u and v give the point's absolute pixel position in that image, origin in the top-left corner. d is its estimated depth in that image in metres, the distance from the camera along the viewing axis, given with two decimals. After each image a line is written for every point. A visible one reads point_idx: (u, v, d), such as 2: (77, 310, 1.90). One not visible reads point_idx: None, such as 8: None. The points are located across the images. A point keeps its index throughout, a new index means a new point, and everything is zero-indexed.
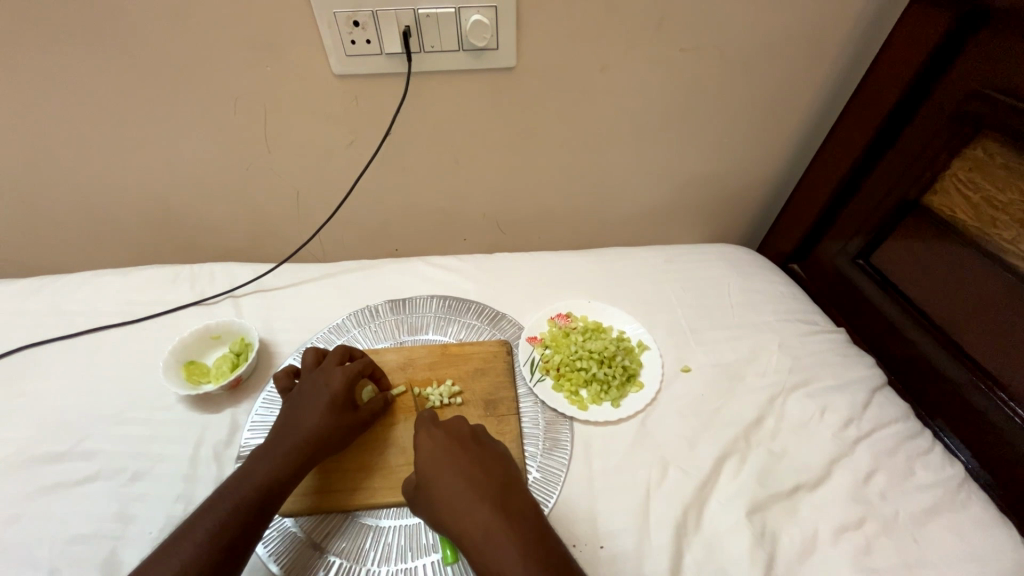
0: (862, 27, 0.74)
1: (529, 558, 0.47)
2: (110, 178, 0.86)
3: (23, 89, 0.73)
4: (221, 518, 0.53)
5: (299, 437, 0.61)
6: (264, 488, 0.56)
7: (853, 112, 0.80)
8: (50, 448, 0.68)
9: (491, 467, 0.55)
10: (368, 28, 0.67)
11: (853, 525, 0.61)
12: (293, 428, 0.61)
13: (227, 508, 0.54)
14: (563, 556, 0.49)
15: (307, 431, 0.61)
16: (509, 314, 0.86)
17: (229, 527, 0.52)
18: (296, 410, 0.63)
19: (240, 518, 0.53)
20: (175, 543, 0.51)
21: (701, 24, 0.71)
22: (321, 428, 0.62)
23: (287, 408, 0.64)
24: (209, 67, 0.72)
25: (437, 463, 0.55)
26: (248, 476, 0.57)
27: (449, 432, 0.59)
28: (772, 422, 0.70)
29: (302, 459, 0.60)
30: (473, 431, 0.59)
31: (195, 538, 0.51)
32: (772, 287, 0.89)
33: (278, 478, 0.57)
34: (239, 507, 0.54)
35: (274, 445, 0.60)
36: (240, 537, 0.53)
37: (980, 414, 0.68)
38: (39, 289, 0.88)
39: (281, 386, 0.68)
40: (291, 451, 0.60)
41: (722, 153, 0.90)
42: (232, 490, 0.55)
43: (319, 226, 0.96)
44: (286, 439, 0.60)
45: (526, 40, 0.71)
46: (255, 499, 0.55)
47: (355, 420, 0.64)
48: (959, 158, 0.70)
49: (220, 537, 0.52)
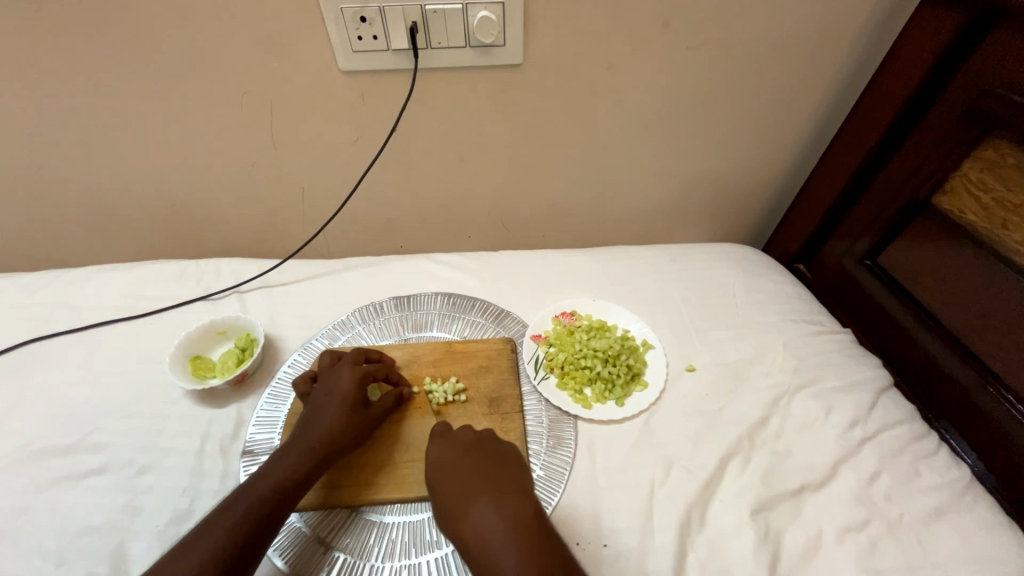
0: (873, 26, 0.73)
1: (521, 555, 0.47)
2: (118, 174, 0.87)
3: (31, 85, 0.73)
4: (235, 517, 0.53)
5: (315, 438, 0.61)
6: (279, 488, 0.56)
7: (862, 111, 0.79)
8: (57, 441, 0.68)
9: (489, 469, 0.56)
10: (375, 23, 0.67)
11: (858, 527, 0.61)
12: (310, 428, 0.62)
13: (242, 508, 0.54)
14: (560, 553, 0.48)
15: (323, 430, 0.62)
16: (513, 312, 0.86)
17: (244, 528, 0.52)
18: (313, 411, 0.64)
19: (254, 518, 0.53)
20: (190, 542, 0.51)
21: (710, 21, 0.71)
22: (337, 429, 0.62)
23: (305, 409, 0.65)
24: (214, 62, 0.72)
25: (442, 473, 0.57)
26: (265, 476, 0.57)
27: (455, 442, 0.60)
28: (776, 422, 0.70)
29: (319, 458, 0.60)
30: (477, 438, 0.60)
31: (211, 538, 0.51)
32: (778, 287, 0.89)
33: (293, 477, 0.58)
34: (257, 505, 0.54)
35: (289, 447, 0.61)
36: (253, 537, 0.53)
37: (988, 415, 0.68)
38: (47, 283, 0.89)
39: (300, 392, 0.68)
40: (306, 451, 0.60)
41: (729, 153, 0.90)
42: (246, 491, 0.55)
43: (324, 223, 0.97)
44: (302, 439, 0.61)
45: (534, 36, 0.71)
46: (270, 499, 0.55)
47: (368, 418, 0.65)
48: (970, 158, 0.69)
49: (233, 536, 0.52)
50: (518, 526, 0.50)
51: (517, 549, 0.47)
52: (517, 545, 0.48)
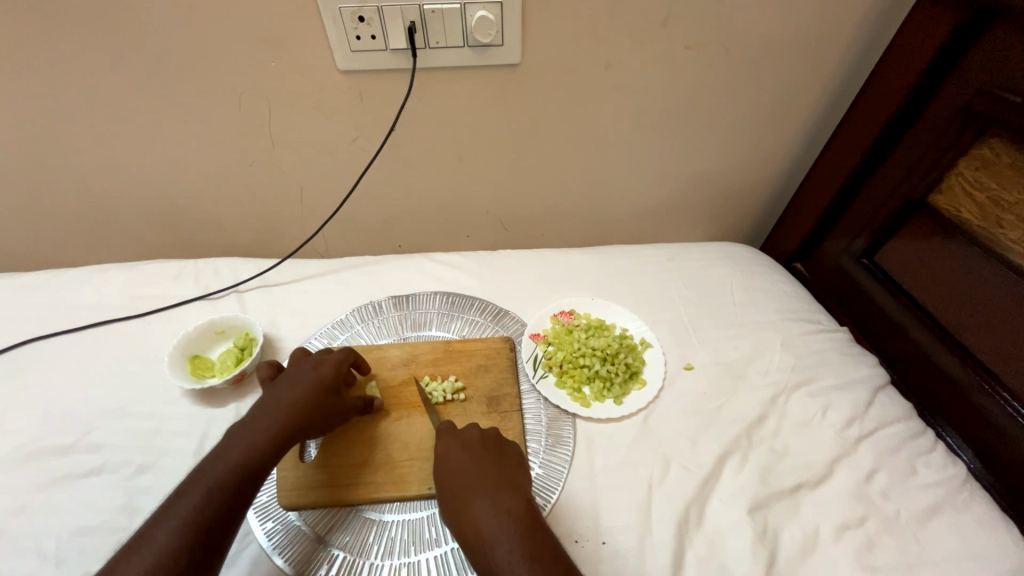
0: (869, 26, 0.73)
1: (516, 553, 0.47)
2: (116, 173, 0.87)
3: (29, 85, 0.73)
4: (197, 499, 0.51)
5: (283, 415, 0.60)
6: (243, 466, 0.55)
7: (859, 110, 0.79)
8: (55, 441, 0.68)
9: (490, 468, 0.56)
10: (373, 23, 0.67)
11: (854, 524, 0.61)
12: (269, 407, 0.61)
13: (204, 489, 0.52)
14: (554, 550, 0.48)
15: (283, 409, 0.61)
16: (512, 312, 0.86)
17: (209, 508, 0.51)
18: (276, 392, 0.63)
19: (219, 498, 0.52)
20: (150, 530, 0.49)
21: (707, 21, 0.71)
22: (299, 409, 0.61)
23: (268, 390, 0.64)
24: (213, 61, 0.72)
25: (447, 464, 0.57)
26: (223, 456, 0.55)
27: (463, 440, 0.60)
28: (774, 421, 0.70)
29: (284, 433, 0.59)
30: (482, 436, 0.60)
31: (170, 526, 0.49)
32: (774, 286, 0.89)
33: (258, 454, 0.56)
34: (216, 489, 0.52)
35: (253, 421, 0.59)
36: (218, 521, 0.51)
37: (983, 413, 0.68)
38: (45, 283, 0.89)
39: (264, 375, 0.68)
40: (272, 426, 0.59)
41: (726, 152, 0.90)
42: (208, 469, 0.54)
43: (322, 222, 0.97)
44: (261, 418, 0.60)
45: (532, 36, 0.71)
46: (234, 478, 0.54)
47: (338, 403, 0.65)
48: (965, 158, 0.70)
49: (196, 521, 0.50)
50: (514, 524, 0.49)
51: (513, 547, 0.47)
52: (511, 543, 0.47)
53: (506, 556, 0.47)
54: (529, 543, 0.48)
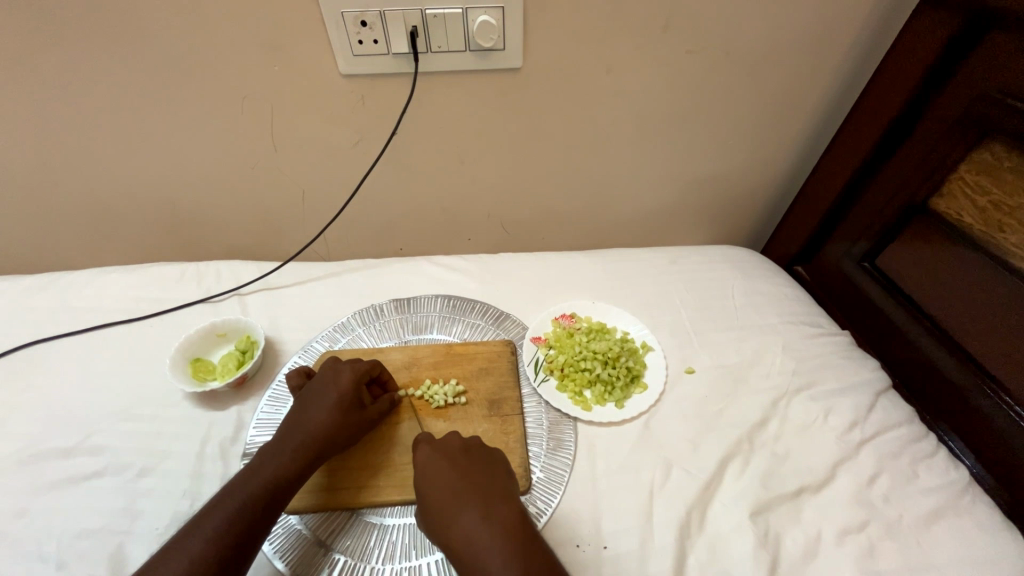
0: (869, 30, 0.74)
1: (506, 561, 0.48)
2: (118, 177, 0.87)
3: (32, 88, 0.73)
4: (228, 514, 0.53)
5: (312, 432, 0.61)
6: (271, 485, 0.56)
7: (859, 115, 0.80)
8: (56, 444, 0.68)
9: (479, 478, 0.56)
10: (375, 28, 0.67)
11: (857, 529, 0.61)
12: (302, 423, 0.62)
13: (233, 506, 0.54)
14: (546, 556, 0.49)
15: (314, 426, 0.62)
16: (513, 315, 0.86)
17: (238, 524, 0.53)
18: (305, 405, 0.64)
19: (248, 513, 0.54)
20: (177, 545, 0.51)
21: (706, 25, 0.71)
22: (330, 425, 0.62)
23: (298, 402, 0.65)
24: (214, 65, 0.72)
25: (428, 474, 0.57)
26: (256, 473, 0.57)
27: (441, 447, 0.60)
28: (775, 424, 0.70)
29: (311, 455, 0.60)
30: (464, 445, 0.60)
31: (198, 541, 0.51)
32: (776, 289, 0.89)
33: (286, 474, 0.58)
34: (249, 504, 0.54)
35: (281, 442, 0.60)
36: (248, 534, 0.53)
37: (987, 417, 0.68)
38: (46, 286, 0.89)
39: (294, 384, 0.68)
40: (299, 448, 0.60)
41: (727, 155, 0.90)
42: (239, 486, 0.56)
43: (324, 226, 0.97)
44: (294, 434, 0.61)
45: (532, 40, 0.71)
46: (262, 496, 0.55)
47: (362, 418, 0.65)
48: (966, 162, 0.70)
49: (228, 535, 0.52)
50: (506, 534, 0.50)
51: (504, 560, 0.48)
52: (508, 553, 0.48)
53: (496, 565, 0.48)
54: (523, 553, 0.49)
